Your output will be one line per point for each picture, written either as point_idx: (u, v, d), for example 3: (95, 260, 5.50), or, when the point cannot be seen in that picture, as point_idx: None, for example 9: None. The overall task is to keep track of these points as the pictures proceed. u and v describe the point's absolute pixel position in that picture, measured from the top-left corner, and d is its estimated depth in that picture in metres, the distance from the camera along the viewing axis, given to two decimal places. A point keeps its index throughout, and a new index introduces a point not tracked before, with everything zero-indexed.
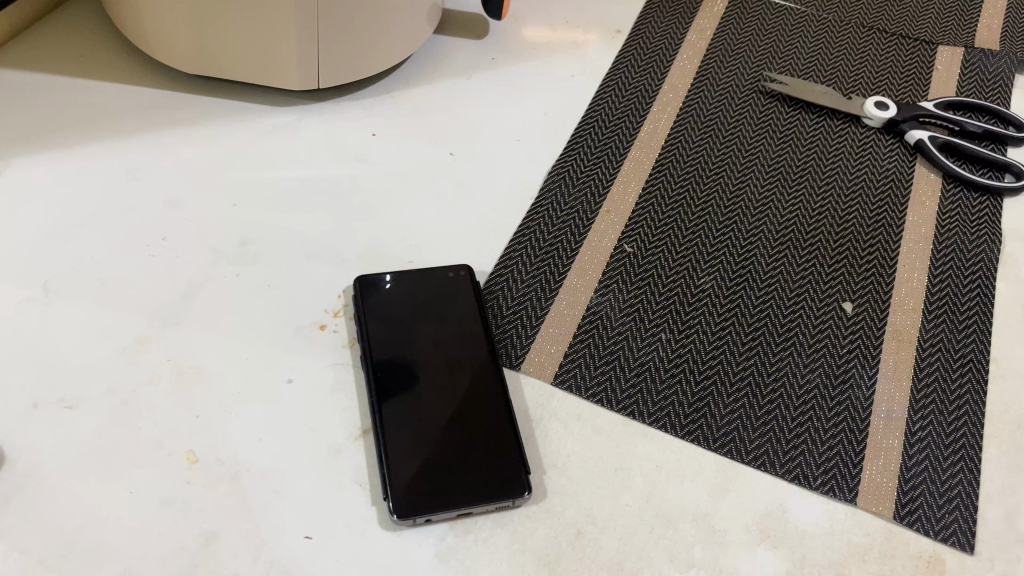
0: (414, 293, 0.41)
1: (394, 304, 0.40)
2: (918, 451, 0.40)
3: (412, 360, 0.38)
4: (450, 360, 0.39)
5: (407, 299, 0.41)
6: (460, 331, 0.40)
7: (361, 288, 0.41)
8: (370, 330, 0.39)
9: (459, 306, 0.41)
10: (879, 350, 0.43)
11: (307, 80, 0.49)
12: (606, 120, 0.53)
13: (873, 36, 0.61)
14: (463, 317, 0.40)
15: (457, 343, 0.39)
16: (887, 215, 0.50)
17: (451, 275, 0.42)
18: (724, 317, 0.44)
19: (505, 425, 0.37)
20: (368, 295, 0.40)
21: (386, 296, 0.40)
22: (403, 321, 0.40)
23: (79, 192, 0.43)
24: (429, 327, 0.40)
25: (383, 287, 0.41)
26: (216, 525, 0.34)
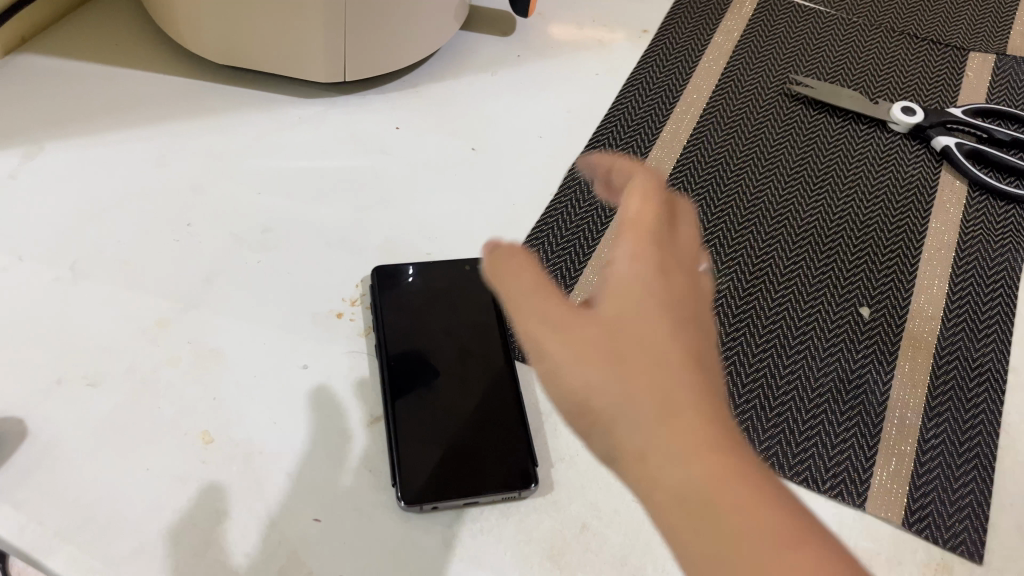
0: (430, 286, 0.41)
1: (410, 296, 0.41)
2: (930, 458, 0.39)
3: (426, 351, 0.39)
4: (463, 351, 0.39)
5: (423, 291, 0.41)
6: (474, 323, 0.40)
7: (379, 279, 0.41)
8: (386, 321, 0.40)
9: (474, 299, 0.41)
10: (894, 357, 0.43)
11: (333, 73, 0.50)
12: (629, 119, 0.54)
13: (903, 41, 0.61)
14: (478, 310, 0.41)
15: (470, 336, 0.40)
16: (909, 220, 0.50)
17: (468, 268, 0.42)
18: (739, 318, 0.44)
19: (516, 416, 0.37)
20: (385, 287, 0.41)
21: (403, 289, 0.41)
22: (419, 312, 0.40)
23: (108, 177, 0.45)
24: (443, 320, 0.40)
25: (400, 280, 0.41)
26: (228, 505, 0.35)
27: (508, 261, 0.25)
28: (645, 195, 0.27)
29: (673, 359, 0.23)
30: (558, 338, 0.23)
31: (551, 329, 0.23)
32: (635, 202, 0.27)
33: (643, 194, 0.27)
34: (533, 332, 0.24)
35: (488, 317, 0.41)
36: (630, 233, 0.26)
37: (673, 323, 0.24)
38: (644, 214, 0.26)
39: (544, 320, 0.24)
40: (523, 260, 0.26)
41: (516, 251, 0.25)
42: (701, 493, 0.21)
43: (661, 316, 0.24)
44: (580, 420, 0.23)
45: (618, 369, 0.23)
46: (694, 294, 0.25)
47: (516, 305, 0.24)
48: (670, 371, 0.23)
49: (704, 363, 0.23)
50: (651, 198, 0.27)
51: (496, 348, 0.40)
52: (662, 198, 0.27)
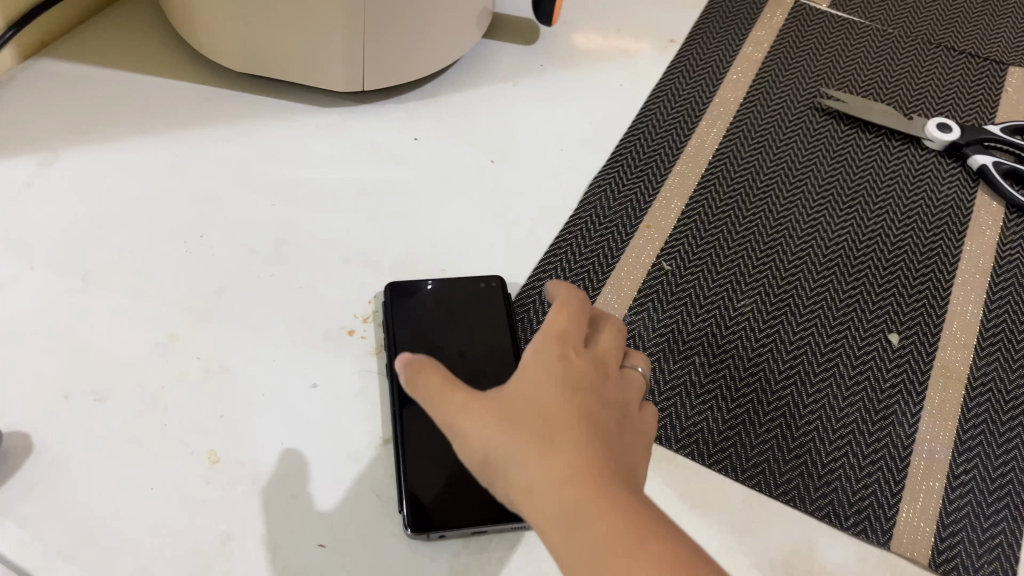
0: (443, 304, 0.40)
1: (422, 314, 0.40)
2: (959, 495, 0.38)
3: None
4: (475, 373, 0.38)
5: (436, 310, 0.40)
6: (488, 343, 0.39)
7: (392, 296, 0.40)
8: (398, 339, 0.39)
9: (489, 319, 0.40)
10: (924, 386, 0.41)
11: (352, 82, 0.49)
12: (653, 132, 0.52)
13: (940, 53, 0.59)
14: (493, 330, 0.40)
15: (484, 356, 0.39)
16: (942, 242, 0.48)
17: (483, 285, 0.41)
18: (761, 342, 0.42)
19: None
20: (397, 304, 0.40)
21: (416, 307, 0.40)
22: (432, 332, 0.39)
23: (123, 186, 0.44)
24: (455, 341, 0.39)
25: (413, 297, 0.41)
26: (232, 527, 0.34)
27: (421, 374, 0.25)
28: (565, 310, 0.29)
29: (562, 416, 0.25)
30: (458, 413, 0.25)
31: (457, 400, 0.25)
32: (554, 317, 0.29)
33: (564, 305, 0.29)
34: (440, 407, 0.25)
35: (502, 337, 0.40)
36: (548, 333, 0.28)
37: (572, 397, 0.25)
38: (562, 323, 0.28)
39: (457, 395, 0.25)
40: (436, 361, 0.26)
41: (433, 364, 0.26)
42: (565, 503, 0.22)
43: (559, 389, 0.25)
44: (481, 477, 0.25)
45: (509, 424, 0.24)
46: (599, 384, 0.27)
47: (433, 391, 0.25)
48: (551, 427, 0.24)
49: (593, 424, 0.25)
50: (567, 310, 0.29)
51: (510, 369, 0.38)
52: (581, 314, 0.29)
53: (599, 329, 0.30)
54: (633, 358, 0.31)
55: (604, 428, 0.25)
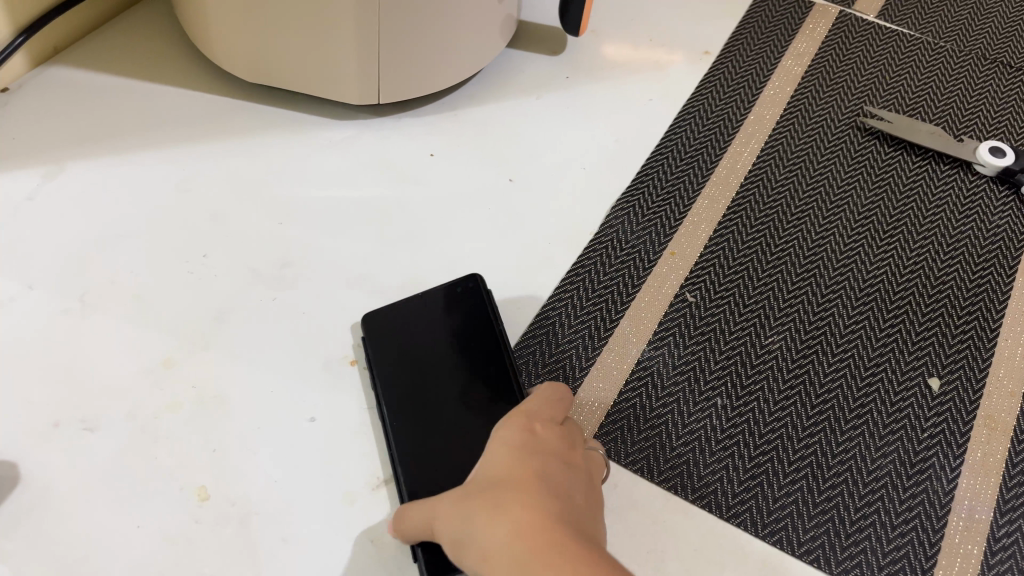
0: (423, 314, 0.38)
1: (401, 331, 0.38)
2: (1000, 561, 0.35)
3: (420, 389, 0.35)
4: (462, 383, 0.35)
5: (417, 323, 0.38)
6: (472, 347, 0.36)
7: (370, 320, 0.38)
8: (380, 363, 0.36)
9: (472, 322, 0.37)
10: (966, 438, 0.38)
11: (367, 95, 0.47)
12: (682, 152, 0.50)
13: (995, 70, 0.55)
14: (477, 331, 0.37)
15: (470, 361, 0.36)
16: (991, 278, 0.45)
17: (461, 290, 0.39)
18: (789, 383, 0.40)
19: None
20: (377, 324, 0.38)
21: (391, 324, 0.38)
22: (413, 353, 0.37)
23: (127, 201, 0.43)
24: (437, 350, 0.36)
25: (391, 313, 0.38)
26: (218, 570, 0.32)
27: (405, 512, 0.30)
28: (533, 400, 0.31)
29: (504, 478, 0.26)
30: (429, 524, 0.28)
31: (426, 512, 0.28)
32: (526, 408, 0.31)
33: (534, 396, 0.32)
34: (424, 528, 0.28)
35: (487, 338, 0.37)
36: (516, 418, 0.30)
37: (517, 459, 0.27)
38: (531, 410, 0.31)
39: (431, 506, 0.28)
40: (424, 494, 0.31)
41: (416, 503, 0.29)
42: (503, 548, 0.23)
43: (511, 454, 0.27)
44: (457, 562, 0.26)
45: (462, 499, 0.26)
46: (564, 454, 0.28)
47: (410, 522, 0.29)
48: (500, 484, 0.26)
49: (545, 481, 0.26)
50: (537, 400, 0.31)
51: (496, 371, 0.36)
52: (558, 404, 0.31)
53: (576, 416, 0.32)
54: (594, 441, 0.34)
55: (559, 483, 0.26)
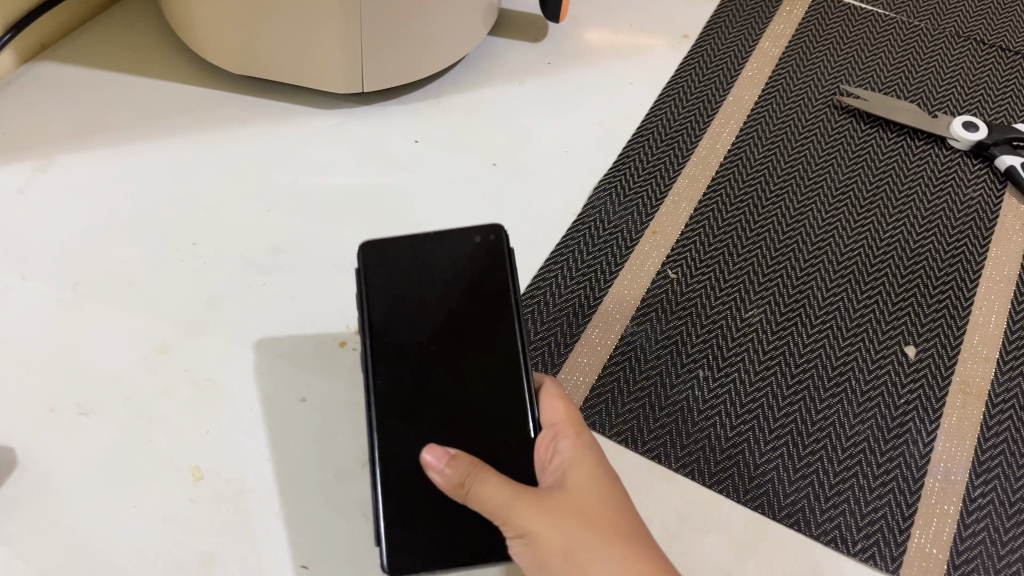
0: (425, 266, 0.33)
1: (400, 283, 0.32)
2: (975, 520, 0.36)
3: (412, 359, 0.31)
4: (462, 356, 0.31)
5: (417, 277, 0.32)
6: (485, 315, 0.32)
7: (364, 261, 0.32)
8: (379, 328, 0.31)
9: (487, 281, 0.33)
10: (941, 403, 0.40)
11: (351, 84, 0.48)
12: (663, 133, 0.51)
13: (968, 47, 0.56)
14: (493, 295, 0.32)
15: (478, 336, 0.32)
16: (966, 248, 0.46)
17: (478, 242, 0.33)
18: (769, 354, 0.41)
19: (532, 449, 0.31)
20: (368, 270, 0.32)
21: (386, 275, 0.32)
22: (417, 321, 0.32)
23: (117, 194, 0.43)
24: (439, 313, 0.32)
25: (387, 259, 0.32)
26: (214, 547, 0.33)
27: (466, 469, 0.27)
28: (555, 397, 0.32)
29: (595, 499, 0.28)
30: (497, 500, 0.27)
31: (502, 489, 0.27)
32: (548, 407, 0.32)
33: (552, 394, 0.33)
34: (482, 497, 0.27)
35: (501, 309, 0.32)
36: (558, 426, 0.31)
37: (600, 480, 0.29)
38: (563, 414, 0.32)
39: (502, 482, 0.27)
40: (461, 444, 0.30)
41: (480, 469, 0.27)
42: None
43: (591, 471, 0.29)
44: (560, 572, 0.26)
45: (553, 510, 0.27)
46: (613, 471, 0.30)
47: (468, 482, 0.27)
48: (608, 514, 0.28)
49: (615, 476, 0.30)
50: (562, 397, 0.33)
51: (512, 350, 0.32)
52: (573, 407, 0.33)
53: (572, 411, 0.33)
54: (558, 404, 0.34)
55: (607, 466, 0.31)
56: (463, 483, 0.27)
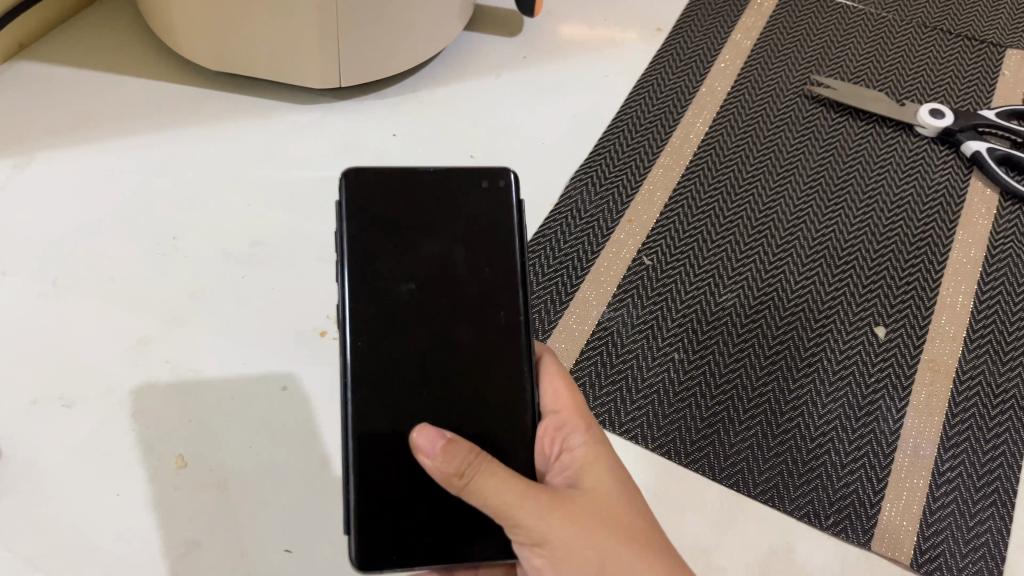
0: (418, 199, 0.31)
1: (388, 216, 0.31)
2: (944, 493, 0.37)
3: (401, 306, 0.30)
4: (450, 301, 0.31)
5: (409, 211, 0.31)
6: (481, 260, 0.31)
7: (355, 185, 0.30)
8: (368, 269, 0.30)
9: (484, 230, 0.31)
10: (910, 380, 0.41)
11: (329, 79, 0.49)
12: (638, 124, 0.51)
13: (935, 36, 0.57)
14: (490, 237, 0.31)
15: (471, 286, 0.31)
16: (934, 231, 0.47)
17: (486, 186, 0.32)
18: (743, 337, 0.42)
19: (524, 419, 0.31)
20: (356, 197, 0.30)
21: (372, 206, 0.31)
22: (409, 265, 0.31)
23: (97, 190, 0.44)
24: (429, 253, 0.31)
25: (377, 187, 0.31)
26: (199, 534, 0.34)
27: (468, 460, 0.26)
28: (556, 379, 0.34)
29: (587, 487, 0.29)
30: (497, 496, 0.26)
31: (502, 484, 0.27)
32: (548, 390, 0.34)
33: (552, 375, 0.34)
34: (481, 490, 0.26)
35: (498, 253, 0.31)
36: (557, 411, 0.33)
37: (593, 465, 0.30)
38: (563, 398, 0.33)
39: (503, 475, 0.27)
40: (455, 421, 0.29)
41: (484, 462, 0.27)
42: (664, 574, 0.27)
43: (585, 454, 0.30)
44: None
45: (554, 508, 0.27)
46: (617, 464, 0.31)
47: (469, 473, 0.26)
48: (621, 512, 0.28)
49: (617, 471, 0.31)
50: (563, 379, 0.34)
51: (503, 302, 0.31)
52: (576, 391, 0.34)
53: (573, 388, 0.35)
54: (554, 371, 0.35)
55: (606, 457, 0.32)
56: (464, 474, 0.26)
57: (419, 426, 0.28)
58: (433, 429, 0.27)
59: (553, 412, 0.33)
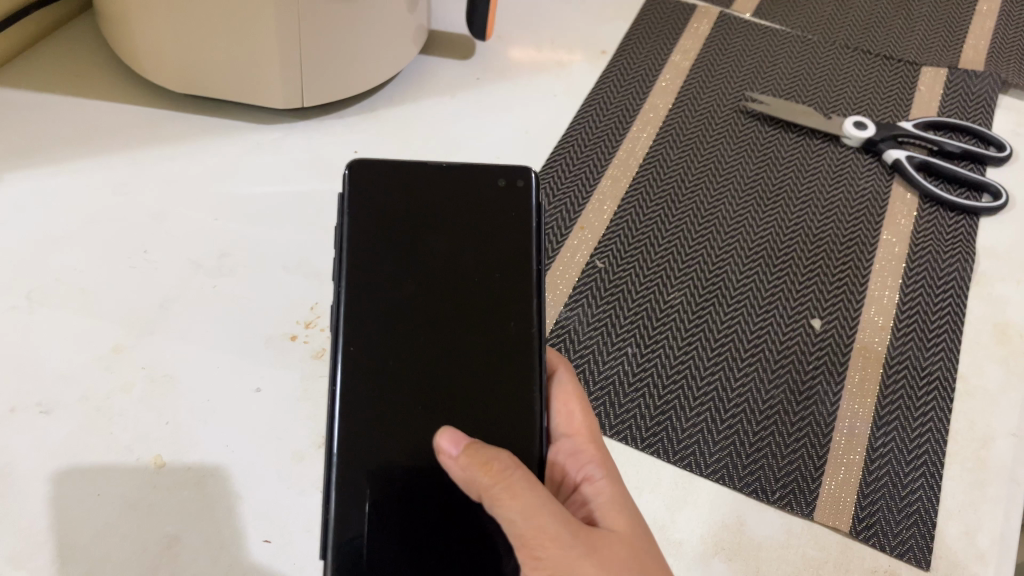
0: (432, 194, 0.35)
1: (394, 206, 0.34)
2: (878, 467, 0.40)
3: (404, 286, 0.34)
4: (459, 286, 0.34)
5: (416, 201, 0.35)
6: (492, 250, 0.35)
7: (360, 174, 0.34)
8: (373, 248, 0.34)
9: (492, 222, 0.35)
10: (845, 366, 0.44)
11: (291, 100, 0.51)
12: (586, 137, 0.55)
13: (856, 57, 0.62)
14: (504, 232, 0.35)
15: (473, 272, 0.34)
16: (862, 231, 0.51)
17: (503, 185, 0.36)
18: (691, 332, 0.44)
19: (534, 444, 0.32)
20: (366, 187, 0.34)
21: (385, 196, 0.34)
22: (409, 253, 0.34)
23: (66, 207, 0.45)
24: (437, 240, 0.34)
25: (391, 179, 0.35)
26: (179, 529, 0.35)
27: (490, 456, 0.28)
28: (569, 400, 0.36)
29: (610, 522, 0.31)
30: (517, 502, 0.27)
31: (525, 490, 0.28)
32: (561, 411, 0.36)
33: (566, 399, 0.36)
34: (505, 490, 0.28)
35: (511, 246, 0.35)
36: (571, 435, 0.35)
37: (615, 494, 0.32)
38: (576, 419, 0.36)
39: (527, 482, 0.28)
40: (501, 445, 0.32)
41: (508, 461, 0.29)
42: None
43: (606, 484, 0.32)
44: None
45: (577, 538, 0.28)
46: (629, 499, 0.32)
47: (494, 468, 0.28)
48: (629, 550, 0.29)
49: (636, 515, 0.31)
50: (577, 400, 0.36)
51: (512, 291, 0.34)
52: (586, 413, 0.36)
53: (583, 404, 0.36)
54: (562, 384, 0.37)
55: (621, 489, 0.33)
56: (488, 468, 0.28)
57: (446, 429, 0.30)
58: (458, 434, 0.30)
59: (566, 435, 0.35)
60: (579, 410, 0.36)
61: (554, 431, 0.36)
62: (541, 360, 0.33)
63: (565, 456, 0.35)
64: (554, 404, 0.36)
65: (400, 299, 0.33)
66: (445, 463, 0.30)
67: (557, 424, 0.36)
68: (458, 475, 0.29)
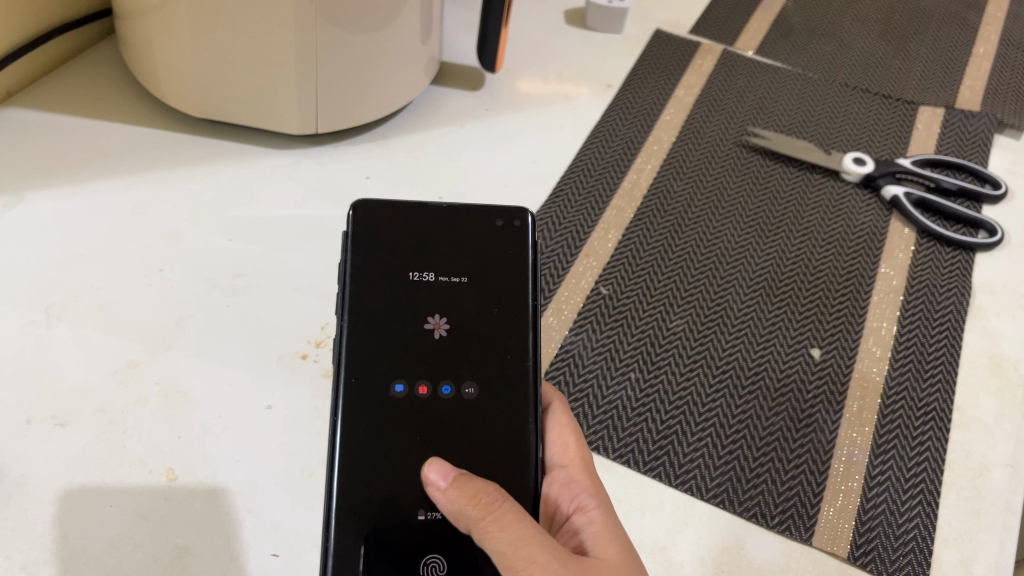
0: (438, 229, 0.36)
1: (392, 245, 0.36)
2: (876, 494, 0.41)
3: (410, 313, 0.35)
4: (455, 324, 0.35)
5: (419, 236, 0.36)
6: (498, 282, 0.36)
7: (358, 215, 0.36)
8: (376, 282, 0.35)
9: (494, 252, 0.36)
10: (844, 394, 0.45)
11: (305, 125, 0.52)
12: (593, 167, 0.56)
13: (856, 96, 0.64)
14: (511, 265, 0.36)
15: (480, 301, 0.35)
16: (860, 264, 0.52)
17: (500, 225, 0.37)
18: (693, 358, 0.45)
19: (529, 473, 0.32)
20: (370, 222, 0.36)
21: (392, 229, 0.36)
22: (412, 286, 0.35)
23: (86, 225, 0.46)
24: (435, 278, 0.36)
25: (396, 217, 0.36)
26: (189, 540, 0.36)
27: (476, 487, 0.29)
28: (564, 432, 0.37)
29: (601, 552, 0.31)
30: (507, 533, 0.28)
31: (515, 521, 0.28)
32: (556, 442, 0.37)
33: (561, 430, 0.37)
34: (495, 522, 0.28)
35: (517, 276, 0.36)
36: (565, 465, 0.36)
37: (607, 525, 0.33)
38: (570, 449, 0.36)
39: (517, 516, 0.28)
40: (507, 464, 0.32)
41: (495, 492, 0.29)
42: None
43: (599, 514, 0.33)
44: None
45: (567, 567, 0.28)
46: (621, 528, 0.33)
47: (483, 500, 0.29)
48: None
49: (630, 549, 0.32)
50: (571, 431, 0.37)
51: (516, 322, 0.35)
52: (579, 444, 0.36)
53: (576, 435, 0.37)
54: (555, 415, 0.37)
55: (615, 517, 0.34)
56: (477, 501, 0.29)
57: (431, 461, 0.31)
58: (445, 465, 0.31)
59: (561, 465, 0.36)
60: (574, 440, 0.37)
61: (549, 461, 0.36)
62: (536, 394, 0.34)
63: (558, 486, 0.35)
64: (549, 435, 0.37)
65: (408, 325, 0.34)
66: (433, 496, 0.30)
67: (552, 455, 0.36)
68: (446, 508, 0.29)
